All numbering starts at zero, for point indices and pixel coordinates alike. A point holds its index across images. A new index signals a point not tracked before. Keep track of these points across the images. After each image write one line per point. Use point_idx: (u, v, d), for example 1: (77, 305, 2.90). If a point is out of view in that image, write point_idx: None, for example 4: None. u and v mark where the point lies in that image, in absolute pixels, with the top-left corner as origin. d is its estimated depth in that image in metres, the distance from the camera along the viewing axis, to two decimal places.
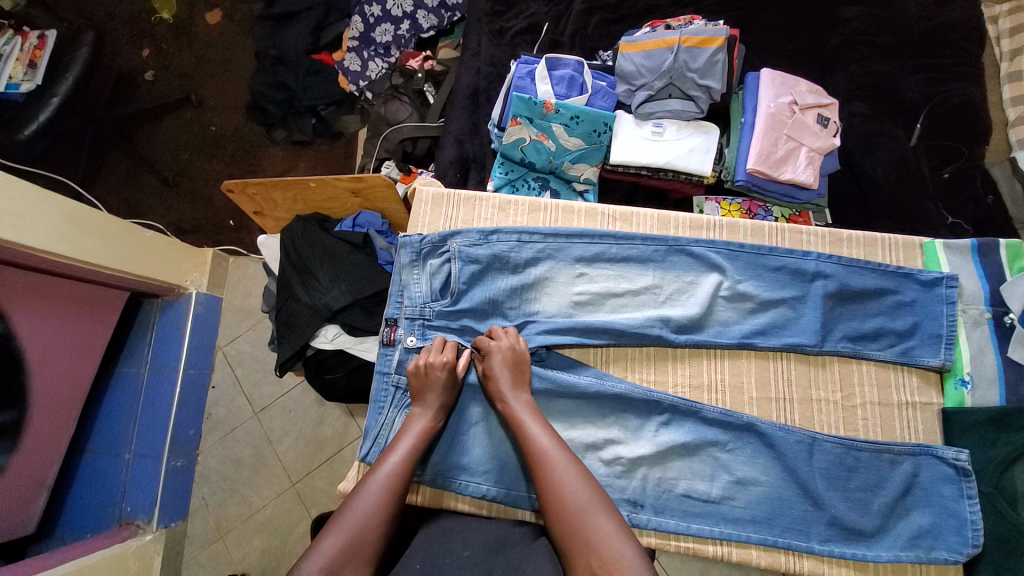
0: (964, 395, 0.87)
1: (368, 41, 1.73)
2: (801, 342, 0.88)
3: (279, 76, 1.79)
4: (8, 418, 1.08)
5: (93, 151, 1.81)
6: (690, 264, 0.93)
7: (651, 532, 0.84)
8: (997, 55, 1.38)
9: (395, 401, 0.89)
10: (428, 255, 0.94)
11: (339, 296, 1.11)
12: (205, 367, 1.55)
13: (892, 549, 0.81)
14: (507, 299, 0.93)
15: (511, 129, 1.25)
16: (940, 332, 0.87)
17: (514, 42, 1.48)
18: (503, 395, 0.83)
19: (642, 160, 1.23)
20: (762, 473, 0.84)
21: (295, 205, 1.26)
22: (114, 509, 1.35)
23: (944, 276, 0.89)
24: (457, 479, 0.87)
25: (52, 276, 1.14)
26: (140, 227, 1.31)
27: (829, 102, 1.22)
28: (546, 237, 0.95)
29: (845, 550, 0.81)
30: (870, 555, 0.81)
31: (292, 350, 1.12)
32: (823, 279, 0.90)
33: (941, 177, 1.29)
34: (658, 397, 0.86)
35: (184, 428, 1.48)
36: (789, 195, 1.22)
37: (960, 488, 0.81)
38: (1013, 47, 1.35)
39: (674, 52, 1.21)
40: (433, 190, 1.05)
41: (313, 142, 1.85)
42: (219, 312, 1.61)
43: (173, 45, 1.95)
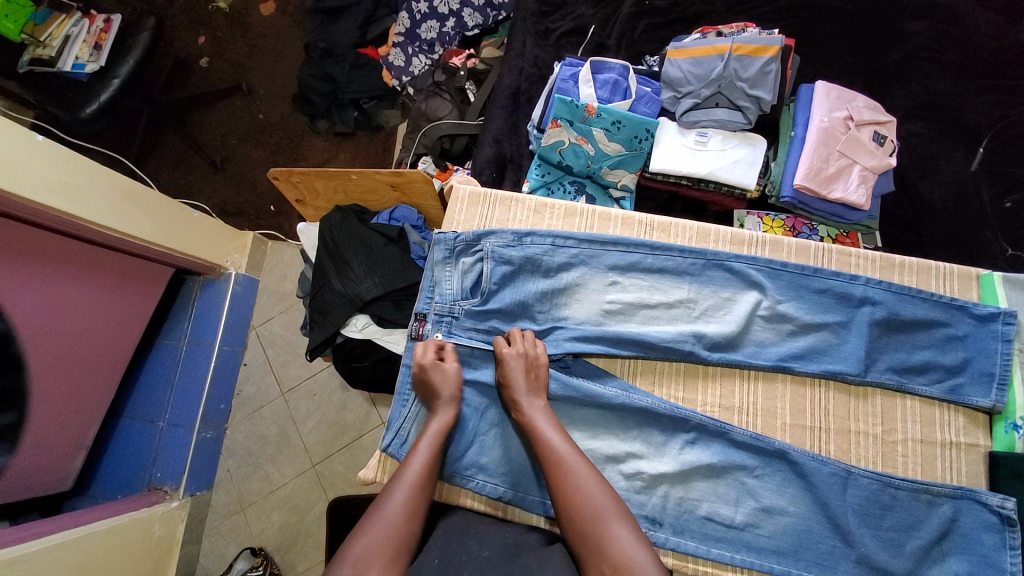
0: (1015, 440, 0.81)
1: (413, 38, 1.78)
2: (842, 370, 0.83)
3: (326, 68, 1.85)
4: (8, 420, 1.06)
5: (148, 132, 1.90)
6: (728, 281, 0.90)
7: (668, 551, 0.82)
8: None
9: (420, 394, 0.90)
10: (462, 253, 0.94)
11: (371, 287, 1.13)
12: (238, 345, 1.60)
13: None
14: (536, 303, 0.92)
15: (551, 131, 1.25)
16: (991, 371, 0.82)
17: (559, 43, 1.47)
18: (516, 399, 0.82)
19: (683, 168, 1.21)
20: (789, 502, 0.81)
21: (336, 195, 1.27)
22: (144, 474, 1.41)
23: (1006, 312, 0.83)
24: (473, 479, 0.87)
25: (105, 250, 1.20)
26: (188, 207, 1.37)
27: (887, 120, 1.16)
28: (580, 243, 0.94)
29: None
30: None
31: (323, 336, 1.15)
32: (870, 305, 0.85)
33: (1003, 207, 1.20)
34: (685, 414, 0.84)
35: (216, 403, 1.54)
36: (837, 215, 1.17)
37: (1002, 537, 0.76)
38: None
39: (724, 60, 1.18)
40: (471, 187, 1.05)
41: (354, 134, 1.89)
42: (254, 293, 1.66)
43: (228, 34, 2.03)
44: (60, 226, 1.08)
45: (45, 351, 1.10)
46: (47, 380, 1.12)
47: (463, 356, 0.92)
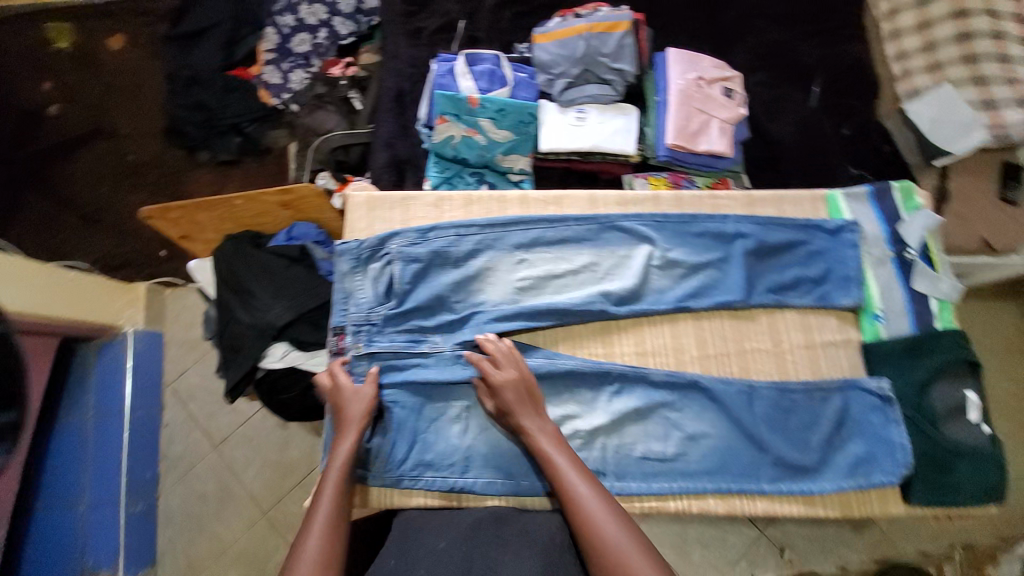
0: (877, 328, 0.95)
1: (286, 53, 1.72)
2: (730, 299, 0.93)
3: (196, 97, 1.73)
4: None
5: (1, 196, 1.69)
6: (622, 239, 0.97)
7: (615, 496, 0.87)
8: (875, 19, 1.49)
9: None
10: (369, 260, 0.93)
11: (282, 312, 1.09)
12: (153, 406, 1.47)
13: (834, 478, 0.88)
14: (453, 293, 0.94)
15: (440, 127, 1.28)
16: (848, 274, 0.95)
17: (432, 41, 1.48)
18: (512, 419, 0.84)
19: (569, 146, 1.28)
20: (709, 425, 0.90)
21: (224, 224, 1.18)
22: (75, 563, 1.27)
23: (847, 223, 0.97)
24: (421, 477, 0.87)
25: None
26: (60, 265, 1.22)
27: (731, 76, 1.31)
28: (482, 228, 0.96)
29: (793, 483, 0.88)
30: (813, 486, 0.87)
31: (241, 373, 1.09)
32: (742, 238, 0.96)
33: (842, 133, 1.40)
34: (606, 368, 0.90)
35: (139, 472, 1.41)
36: (708, 164, 1.30)
37: (885, 414, 0.89)
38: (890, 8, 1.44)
39: (584, 39, 1.27)
40: (365, 193, 1.03)
41: (241, 160, 1.78)
42: (163, 347, 1.53)
43: (79, 76, 1.83)
44: None
45: None
46: None
47: (389, 361, 0.90)
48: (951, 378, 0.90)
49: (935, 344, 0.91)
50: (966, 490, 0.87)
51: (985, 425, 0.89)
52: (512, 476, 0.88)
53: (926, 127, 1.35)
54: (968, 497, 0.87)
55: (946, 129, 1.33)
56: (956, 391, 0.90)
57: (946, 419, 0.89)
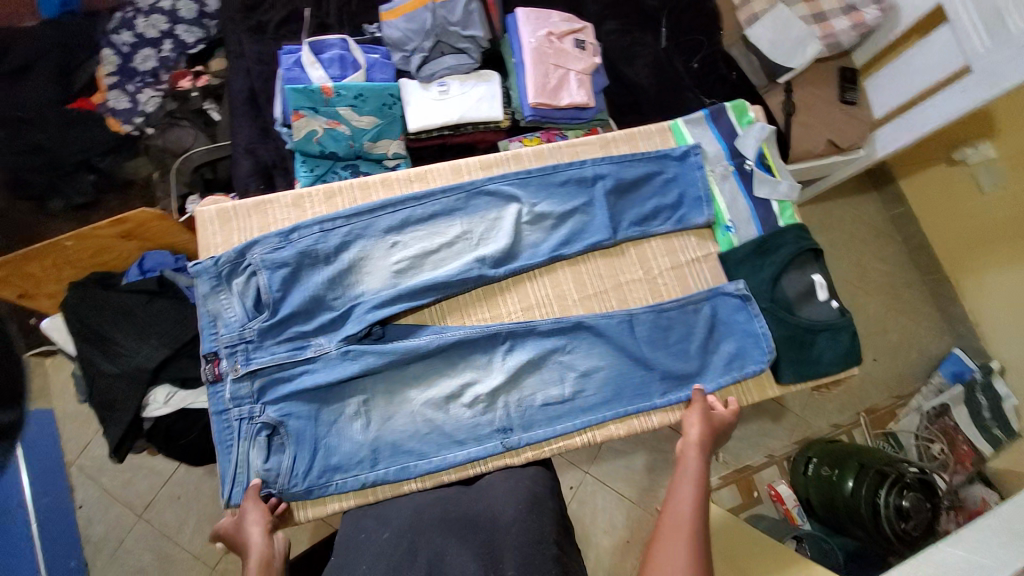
0: (730, 237, 1.04)
1: (130, 73, 1.56)
2: (600, 239, 0.98)
3: (26, 137, 1.52)
4: None
5: None
6: (490, 202, 0.98)
7: (526, 448, 0.90)
8: None
9: (243, 432, 0.84)
10: (232, 275, 0.88)
11: (154, 352, 1.02)
12: (59, 490, 1.34)
13: (715, 377, 0.96)
14: (328, 291, 0.90)
15: (297, 124, 1.21)
16: (700, 195, 1.02)
17: (278, 34, 1.39)
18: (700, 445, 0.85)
19: (438, 120, 1.26)
20: (599, 359, 0.95)
21: (63, 272, 1.09)
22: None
23: (692, 147, 1.04)
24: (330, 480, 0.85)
25: None
26: None
27: (581, 27, 1.34)
28: (348, 218, 0.93)
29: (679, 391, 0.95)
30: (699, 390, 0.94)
31: (122, 428, 1.00)
32: (602, 179, 1.00)
33: (693, 67, 1.48)
34: (494, 329, 0.91)
35: (62, 562, 1.28)
36: (574, 117, 1.33)
37: (748, 311, 0.97)
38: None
39: (430, 10, 1.25)
40: (215, 207, 0.98)
41: (103, 200, 1.63)
42: (56, 424, 1.38)
43: None
44: None
45: None
46: None
47: (274, 375, 0.86)
48: (798, 267, 1.00)
49: (779, 240, 1.00)
50: (827, 359, 0.97)
51: (833, 300, 0.99)
52: (424, 455, 0.88)
53: (766, 49, 1.39)
54: (828, 365, 0.98)
55: (784, 46, 1.37)
56: (805, 276, 1.00)
57: (801, 303, 0.99)
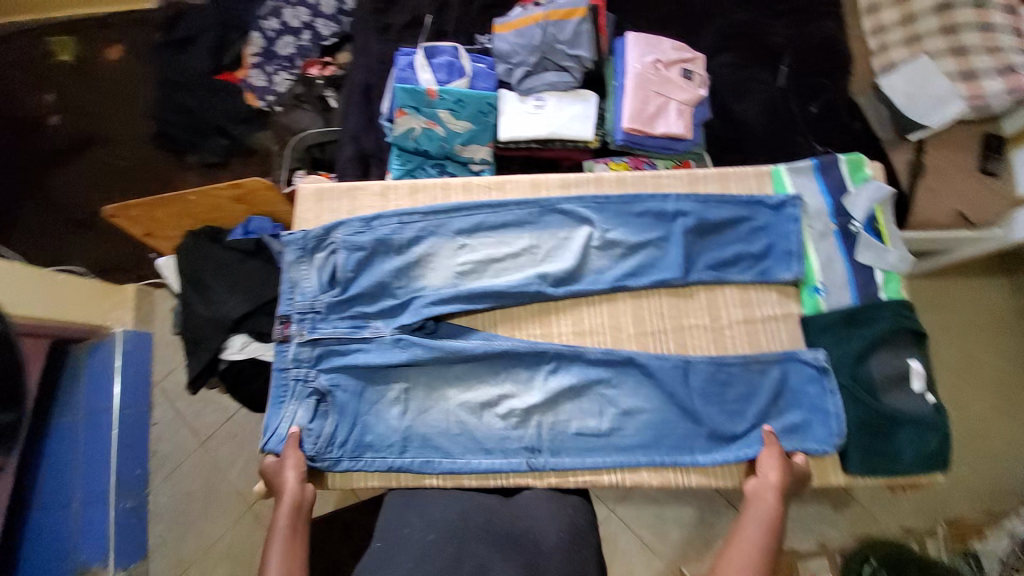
0: (818, 301, 0.94)
1: (271, 56, 1.77)
2: (668, 277, 0.94)
3: (180, 100, 1.79)
4: None
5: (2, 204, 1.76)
6: (563, 221, 0.98)
7: (550, 472, 0.89)
8: None
9: (295, 393, 0.90)
10: (314, 250, 0.95)
11: (240, 304, 1.14)
12: (143, 403, 1.54)
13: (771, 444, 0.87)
14: (395, 280, 0.95)
15: (399, 120, 1.29)
16: (791, 250, 0.95)
17: (400, 36, 1.50)
18: (779, 489, 0.81)
19: (528, 133, 1.29)
20: (645, 400, 0.91)
21: (183, 221, 1.25)
22: (68, 560, 1.30)
23: (791, 198, 0.96)
24: (360, 455, 0.89)
25: None
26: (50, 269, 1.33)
27: (692, 57, 1.30)
28: (425, 215, 0.97)
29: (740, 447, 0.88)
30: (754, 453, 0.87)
31: (202, 364, 1.14)
32: (683, 217, 0.96)
33: (809, 112, 1.36)
34: (542, 347, 0.91)
35: (130, 468, 1.47)
36: (667, 147, 1.28)
37: (823, 385, 0.88)
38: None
39: (542, 27, 1.27)
40: (314, 185, 1.07)
41: (227, 163, 1.85)
42: (151, 350, 1.59)
43: (74, 86, 1.91)
44: None
45: None
46: None
47: (332, 346, 0.92)
48: (893, 348, 0.89)
49: (876, 313, 0.89)
50: (908, 457, 0.85)
51: (929, 393, 0.87)
52: (450, 455, 0.89)
53: (901, 102, 1.29)
54: (909, 465, 0.85)
55: (922, 102, 1.26)
56: (899, 360, 0.88)
57: (887, 388, 0.88)
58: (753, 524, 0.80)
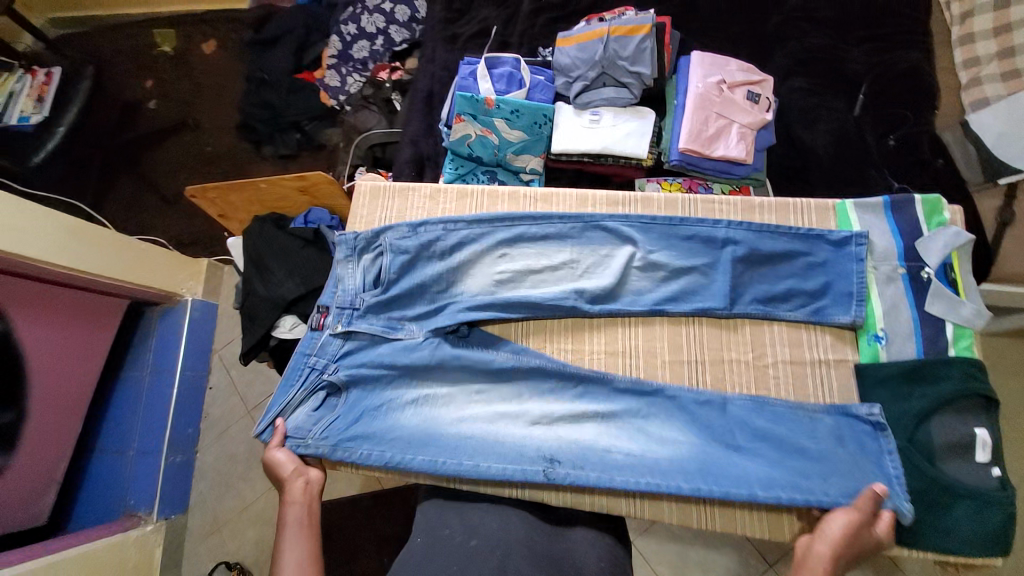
0: (877, 350, 0.87)
1: (347, 58, 1.87)
2: (710, 306, 0.91)
3: (264, 96, 1.94)
4: None
5: (103, 177, 1.97)
6: (606, 239, 0.96)
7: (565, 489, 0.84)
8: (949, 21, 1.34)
9: (307, 381, 0.91)
10: (363, 250, 0.98)
11: (294, 288, 1.20)
12: (202, 369, 1.66)
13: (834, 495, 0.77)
14: (435, 286, 0.96)
15: (457, 126, 1.32)
16: (850, 290, 0.89)
17: (466, 46, 1.54)
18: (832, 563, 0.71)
19: (581, 146, 1.29)
20: (680, 433, 0.86)
21: (252, 206, 1.34)
22: (118, 501, 1.44)
23: (855, 236, 0.90)
24: (359, 444, 0.86)
25: (58, 286, 1.26)
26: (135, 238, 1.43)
27: (759, 79, 1.26)
28: (469, 224, 0.99)
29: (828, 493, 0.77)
30: (815, 498, 0.77)
31: (255, 339, 1.20)
32: (732, 245, 0.92)
33: (886, 143, 1.27)
34: (569, 368, 0.91)
35: (182, 427, 1.58)
36: (725, 171, 1.24)
37: (880, 444, 0.81)
38: (964, 10, 1.30)
39: (604, 43, 1.27)
40: (370, 183, 1.12)
41: (298, 155, 1.97)
42: (214, 318, 1.73)
43: (174, 76, 2.11)
44: (18, 269, 1.14)
45: (16, 385, 1.17)
46: (16, 405, 1.17)
47: (361, 342, 0.94)
48: (958, 412, 0.80)
49: (943, 372, 0.81)
50: (962, 535, 0.76)
51: (996, 466, 0.78)
52: (456, 456, 0.85)
53: (991, 141, 1.17)
54: (964, 544, 0.76)
55: (1015, 145, 1.14)
56: (964, 426, 0.79)
57: (946, 456, 0.79)
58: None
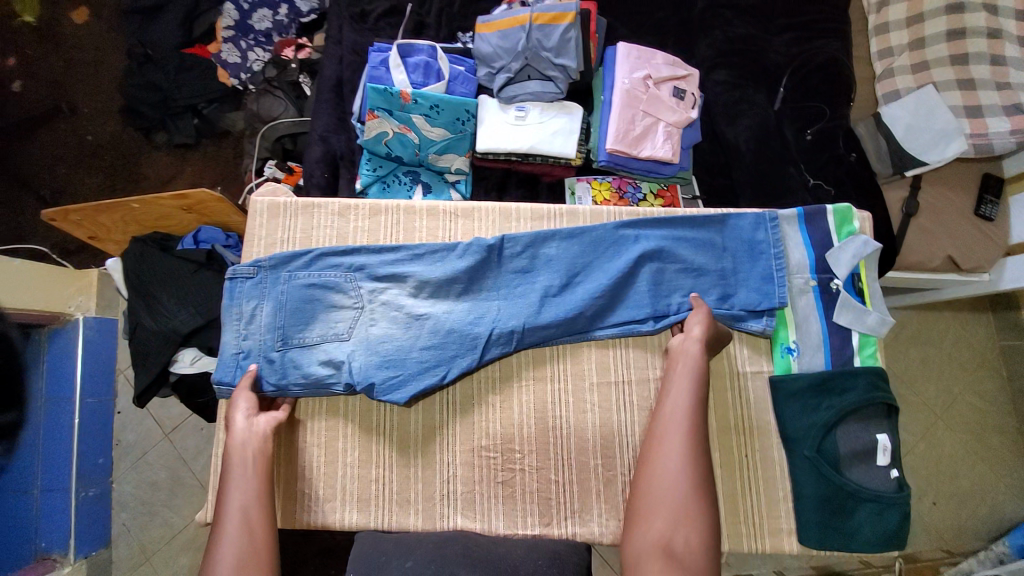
0: (789, 362, 0.91)
1: (246, 29, 1.64)
2: (637, 326, 0.91)
3: (148, 76, 1.65)
4: None
5: None
6: (525, 256, 0.92)
7: (514, 263, 0.92)
8: (865, 8, 1.35)
9: (246, 309, 0.90)
10: (269, 282, 0.91)
11: (188, 318, 1.09)
12: (106, 394, 1.43)
13: (695, 232, 0.93)
14: (345, 330, 0.89)
15: (370, 124, 1.19)
16: (769, 302, 0.90)
17: (377, 26, 1.38)
18: (701, 340, 0.84)
19: (507, 145, 1.21)
20: (575, 261, 0.92)
21: (129, 226, 1.18)
22: (26, 547, 1.25)
23: (766, 216, 0.93)
24: (313, 253, 0.92)
25: None
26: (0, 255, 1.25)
27: (685, 74, 1.23)
28: (381, 258, 0.92)
29: (718, 236, 0.93)
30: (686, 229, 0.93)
31: (150, 378, 1.07)
32: (653, 257, 0.91)
33: (804, 139, 1.29)
34: (534, 277, 0.91)
35: (91, 458, 1.38)
36: (652, 171, 1.22)
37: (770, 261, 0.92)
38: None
39: (526, 31, 1.18)
40: (269, 199, 1.00)
41: (198, 144, 1.73)
42: (116, 336, 1.48)
43: (38, 50, 1.76)
44: None
45: None
46: None
47: (292, 331, 0.89)
48: (861, 420, 0.86)
49: (849, 383, 0.87)
50: (863, 535, 0.83)
51: (894, 468, 0.85)
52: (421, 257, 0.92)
53: (900, 133, 1.22)
54: (865, 542, 0.83)
55: (923, 135, 1.20)
56: (867, 434, 0.86)
57: (851, 462, 0.86)
58: (684, 379, 0.83)
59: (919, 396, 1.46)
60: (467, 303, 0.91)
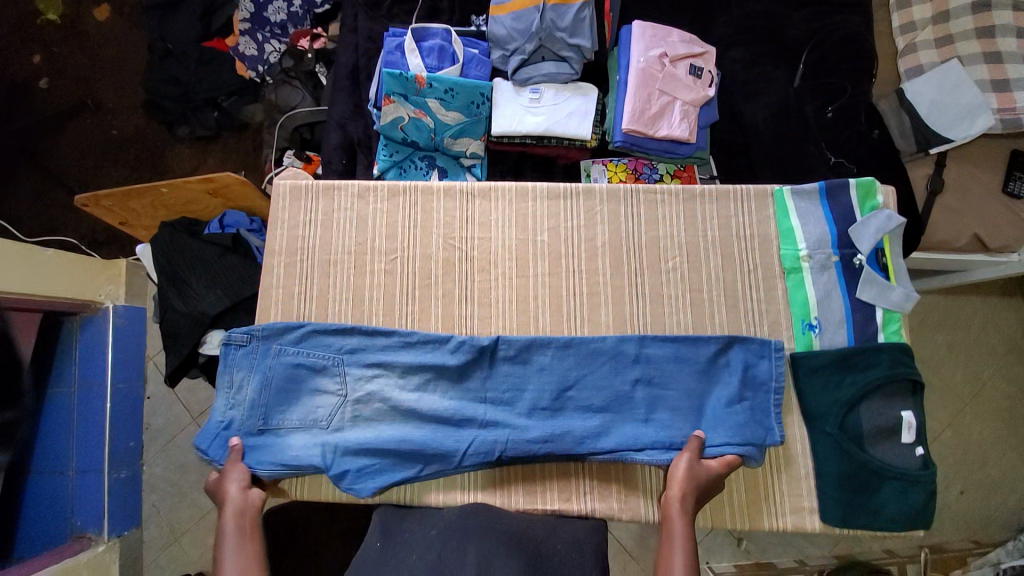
0: (811, 338, 0.91)
1: (262, 21, 1.63)
2: (630, 452, 0.86)
3: (169, 69, 1.68)
4: None
5: None
6: (517, 359, 0.91)
7: (506, 359, 0.91)
8: None
9: (237, 376, 0.89)
10: (261, 353, 0.90)
11: (217, 300, 1.12)
12: (137, 380, 1.48)
13: (695, 353, 0.91)
14: (321, 421, 0.88)
15: (386, 109, 1.20)
16: (770, 438, 0.86)
17: (391, 13, 1.39)
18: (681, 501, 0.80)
19: (523, 128, 1.21)
20: (572, 368, 0.91)
21: (158, 211, 1.21)
22: (63, 524, 1.31)
23: (772, 346, 0.90)
24: (306, 328, 0.92)
25: None
26: (36, 245, 1.25)
27: (700, 52, 1.21)
28: (369, 342, 0.92)
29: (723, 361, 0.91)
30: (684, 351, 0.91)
31: (180, 359, 1.11)
32: (646, 377, 0.90)
33: (825, 116, 1.26)
34: (526, 387, 0.90)
35: (123, 440, 1.42)
36: (668, 150, 1.21)
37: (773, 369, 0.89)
38: None
39: (540, 11, 1.18)
40: (290, 182, 1.02)
41: (219, 136, 1.76)
42: (144, 324, 1.52)
43: (65, 48, 1.81)
44: None
45: None
46: None
47: (273, 411, 0.88)
48: (886, 397, 0.86)
49: (871, 359, 0.87)
50: (889, 512, 0.83)
51: (919, 446, 0.85)
52: (411, 343, 0.92)
53: (925, 109, 1.19)
54: (889, 519, 0.84)
55: (947, 111, 1.17)
56: (892, 411, 0.86)
57: (876, 439, 0.85)
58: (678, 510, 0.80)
59: (943, 381, 1.43)
60: (451, 399, 0.90)
